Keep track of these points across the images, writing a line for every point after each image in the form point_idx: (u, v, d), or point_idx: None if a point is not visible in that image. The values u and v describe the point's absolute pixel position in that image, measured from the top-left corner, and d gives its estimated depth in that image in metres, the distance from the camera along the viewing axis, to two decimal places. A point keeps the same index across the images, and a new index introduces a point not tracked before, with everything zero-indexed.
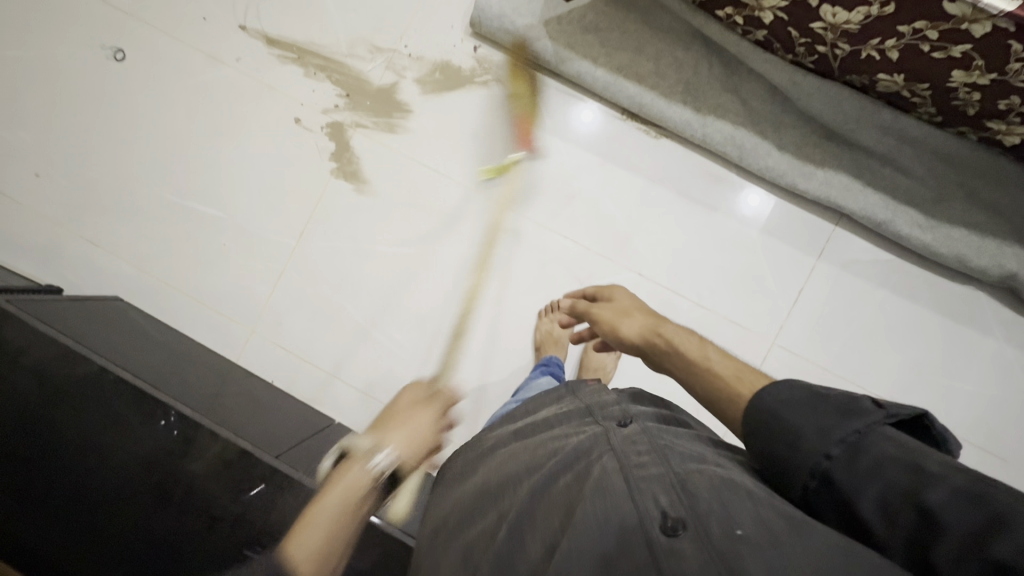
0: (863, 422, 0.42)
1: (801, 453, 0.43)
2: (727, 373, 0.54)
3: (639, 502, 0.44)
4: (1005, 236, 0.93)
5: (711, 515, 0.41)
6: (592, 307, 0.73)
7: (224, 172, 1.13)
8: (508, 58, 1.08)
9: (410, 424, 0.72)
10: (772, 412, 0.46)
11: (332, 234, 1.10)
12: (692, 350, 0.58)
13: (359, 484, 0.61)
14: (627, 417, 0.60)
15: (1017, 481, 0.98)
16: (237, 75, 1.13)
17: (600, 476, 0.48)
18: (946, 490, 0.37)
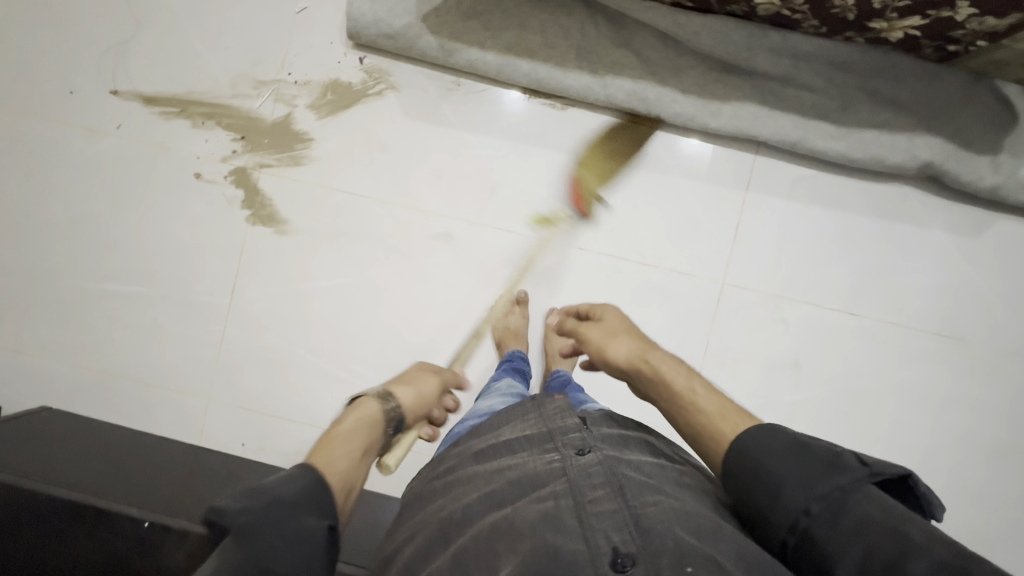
0: (848, 481, 0.45)
1: (783, 506, 0.45)
2: (712, 409, 0.54)
3: (592, 539, 0.47)
4: (914, 128, 0.94)
5: (662, 551, 0.45)
6: (581, 326, 0.70)
7: (137, 245, 1.07)
8: (397, 62, 1.04)
9: (417, 383, 0.78)
10: (756, 457, 0.48)
11: (263, 282, 1.06)
12: (678, 383, 0.57)
13: (372, 415, 0.67)
14: (588, 442, 0.59)
15: (975, 356, 1.02)
16: (123, 143, 1.06)
17: (553, 510, 0.50)
18: (927, 561, 0.40)
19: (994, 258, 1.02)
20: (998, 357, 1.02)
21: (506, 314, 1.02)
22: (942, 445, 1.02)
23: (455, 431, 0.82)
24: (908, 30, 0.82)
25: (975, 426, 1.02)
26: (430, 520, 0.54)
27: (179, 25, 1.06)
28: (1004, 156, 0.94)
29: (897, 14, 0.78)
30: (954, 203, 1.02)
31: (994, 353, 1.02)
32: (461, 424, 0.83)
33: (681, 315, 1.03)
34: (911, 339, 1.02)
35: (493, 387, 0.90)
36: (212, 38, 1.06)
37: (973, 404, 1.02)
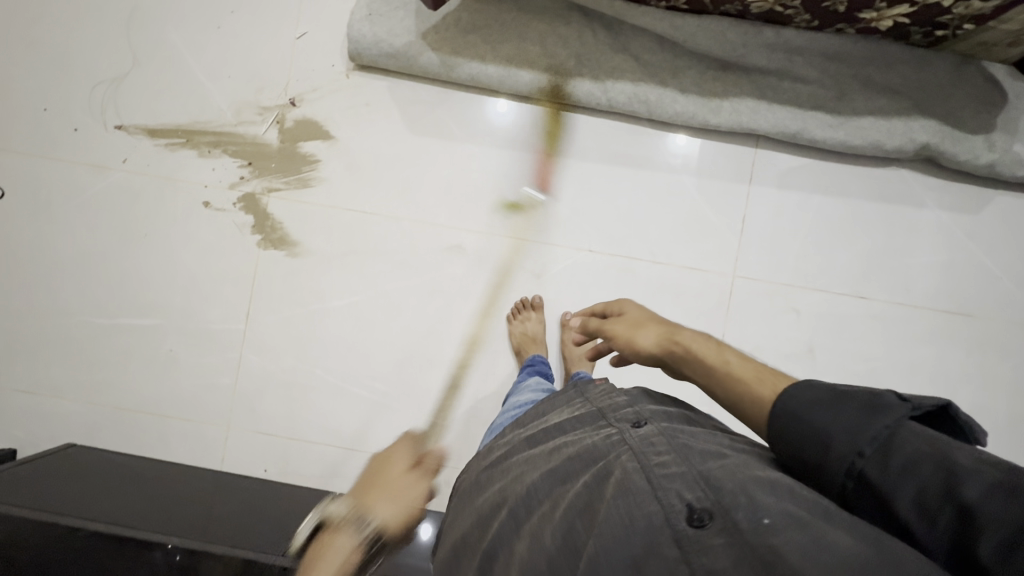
0: (891, 419, 0.44)
1: (834, 456, 0.44)
2: (749, 376, 0.54)
3: (664, 497, 0.46)
4: (909, 112, 0.97)
5: (740, 504, 0.43)
6: (605, 325, 0.70)
7: (148, 278, 1.07)
8: (399, 79, 1.05)
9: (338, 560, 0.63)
10: (797, 416, 0.47)
11: (277, 305, 1.06)
12: (711, 356, 0.58)
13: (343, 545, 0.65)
14: (642, 416, 0.60)
15: (984, 332, 1.03)
16: (130, 176, 1.07)
17: (620, 474, 0.50)
18: (983, 483, 0.38)
19: (999, 233, 1.03)
20: (1009, 330, 1.03)
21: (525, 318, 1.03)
22: None
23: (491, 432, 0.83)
24: (897, 18, 0.84)
25: (989, 401, 1.03)
26: (501, 505, 0.57)
27: (180, 57, 1.06)
28: (998, 134, 0.97)
29: (887, 4, 0.81)
30: (955, 182, 1.03)
31: (1005, 327, 1.03)
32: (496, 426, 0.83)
33: (696, 310, 1.04)
34: (922, 317, 1.04)
35: (521, 388, 0.91)
36: (213, 69, 1.06)
37: (987, 378, 1.03)
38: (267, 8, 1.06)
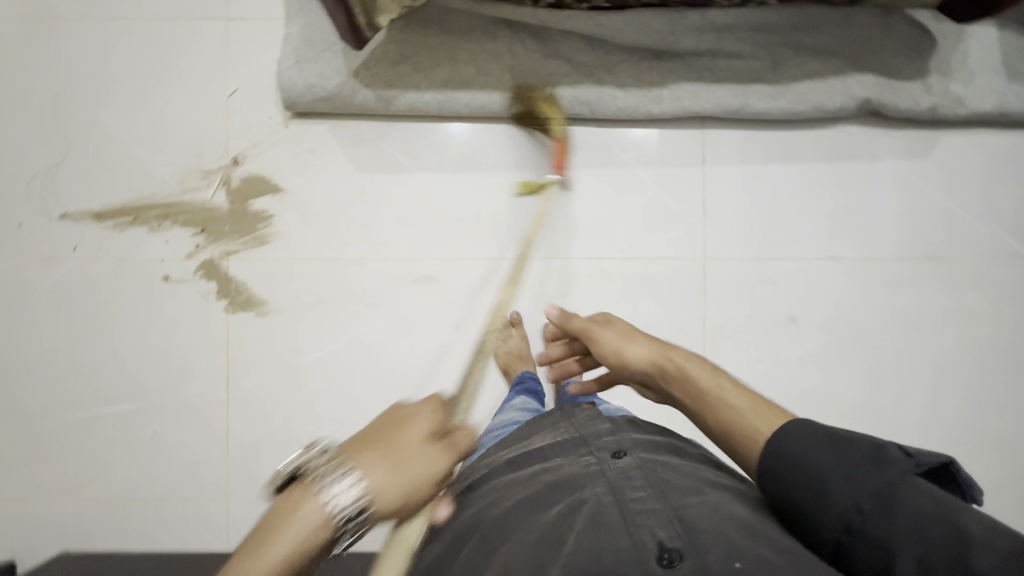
0: (893, 475, 0.50)
1: (834, 504, 0.51)
2: (745, 406, 0.62)
3: (637, 535, 0.51)
4: (845, 72, 0.98)
5: (710, 545, 0.48)
6: (596, 329, 0.79)
7: (119, 362, 1.04)
8: (339, 120, 1.04)
9: (406, 461, 0.57)
10: (794, 455, 0.55)
11: (256, 368, 1.04)
12: (705, 379, 0.66)
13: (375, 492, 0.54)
14: (623, 446, 0.64)
15: (955, 271, 1.05)
16: (83, 264, 1.04)
17: (597, 510, 0.55)
18: (986, 550, 0.44)
19: (953, 172, 1.05)
20: (979, 264, 1.05)
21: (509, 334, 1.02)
22: (947, 360, 1.04)
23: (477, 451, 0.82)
24: None
25: (971, 337, 1.04)
26: (471, 529, 0.58)
27: (113, 135, 1.04)
28: (932, 77, 0.99)
29: None
30: (902, 130, 1.04)
31: (974, 262, 1.05)
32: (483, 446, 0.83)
33: (672, 299, 1.04)
34: (894, 267, 1.05)
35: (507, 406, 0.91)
36: (149, 141, 1.04)
37: (966, 315, 1.05)
38: (193, 71, 1.04)
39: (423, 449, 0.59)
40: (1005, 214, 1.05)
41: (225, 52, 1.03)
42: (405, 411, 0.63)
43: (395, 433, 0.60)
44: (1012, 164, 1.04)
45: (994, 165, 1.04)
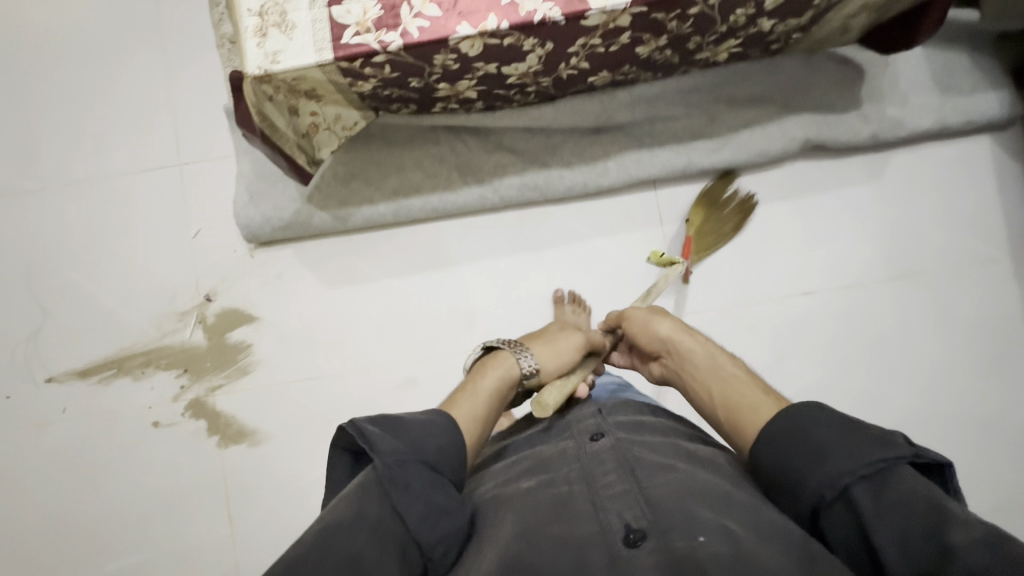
0: (893, 456, 0.48)
1: (829, 469, 0.49)
2: (756, 389, 0.63)
3: (604, 519, 0.53)
4: (780, 116, 1.00)
5: (673, 527, 0.51)
6: (628, 318, 0.83)
7: (121, 515, 1.04)
8: (301, 242, 1.06)
9: (558, 341, 0.78)
10: (799, 428, 0.53)
11: (256, 498, 1.04)
12: (720, 363, 0.69)
13: (507, 375, 0.71)
14: (602, 427, 0.67)
15: (932, 285, 1.04)
16: (74, 423, 1.05)
17: (564, 495, 0.57)
18: (970, 536, 0.42)
19: (906, 189, 1.05)
20: (953, 273, 1.04)
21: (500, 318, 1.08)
22: (943, 373, 1.03)
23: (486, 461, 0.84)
24: (730, 50, 0.86)
25: (962, 348, 1.03)
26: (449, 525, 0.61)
27: (89, 293, 1.07)
28: (866, 106, 1.00)
29: (714, 45, 0.83)
30: (849, 157, 1.06)
31: (948, 273, 1.04)
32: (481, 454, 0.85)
33: None
34: (869, 291, 1.05)
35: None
36: (124, 292, 1.07)
37: (952, 327, 1.04)
38: (158, 219, 1.07)
39: (562, 333, 0.80)
40: (967, 220, 1.05)
41: (184, 196, 1.08)
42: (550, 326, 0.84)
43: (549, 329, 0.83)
44: (964, 172, 1.05)
45: (945, 175, 1.05)
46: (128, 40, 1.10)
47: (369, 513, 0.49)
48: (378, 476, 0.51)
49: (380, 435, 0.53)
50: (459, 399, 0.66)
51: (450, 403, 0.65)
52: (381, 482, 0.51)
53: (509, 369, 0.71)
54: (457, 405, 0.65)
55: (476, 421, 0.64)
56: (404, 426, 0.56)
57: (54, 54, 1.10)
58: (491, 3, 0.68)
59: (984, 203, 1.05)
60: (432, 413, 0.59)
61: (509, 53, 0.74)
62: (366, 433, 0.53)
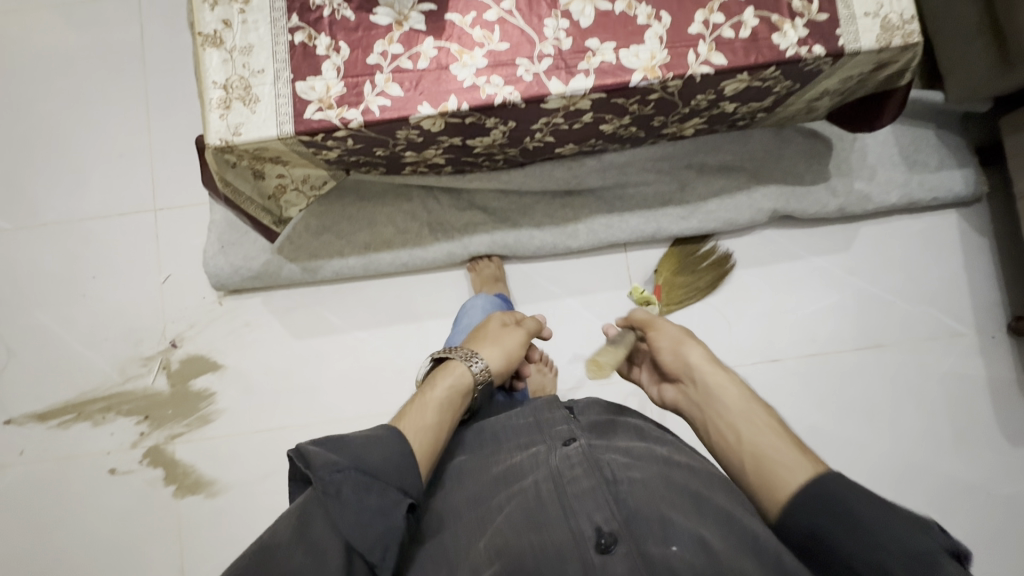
0: (936, 546, 0.42)
1: (866, 552, 0.42)
2: (791, 445, 0.50)
3: (576, 526, 0.51)
4: (750, 185, 1.01)
5: (648, 532, 0.50)
6: (653, 324, 0.65)
7: (71, 565, 1.02)
8: (270, 291, 1.06)
9: (503, 339, 0.67)
10: (833, 496, 0.45)
11: (208, 552, 1.01)
12: (756, 413, 0.53)
13: (459, 384, 0.60)
14: (573, 429, 0.63)
15: (900, 357, 1.04)
16: (29, 467, 1.04)
17: (536, 500, 0.54)
18: None
19: (874, 262, 1.06)
20: (921, 346, 1.04)
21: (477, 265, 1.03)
22: (911, 448, 1.02)
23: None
24: (696, 127, 0.88)
25: (929, 422, 1.02)
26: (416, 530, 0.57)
27: (55, 335, 1.06)
28: (835, 179, 1.02)
29: (679, 122, 0.84)
30: (817, 226, 1.07)
31: (915, 346, 1.04)
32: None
33: None
34: (837, 361, 1.04)
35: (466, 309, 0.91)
36: (90, 335, 1.06)
37: (919, 401, 1.03)
38: (129, 263, 1.08)
39: (507, 328, 0.69)
40: (935, 293, 1.05)
41: (156, 241, 1.08)
42: (492, 320, 0.71)
43: (493, 325, 0.70)
44: (932, 246, 1.06)
45: (913, 249, 1.06)
46: (111, 85, 1.11)
47: (310, 530, 0.46)
48: (315, 492, 0.47)
49: (318, 451, 0.48)
50: (403, 413, 0.56)
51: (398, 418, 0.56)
52: (319, 498, 0.47)
53: (460, 374, 0.60)
54: (402, 419, 0.55)
55: (428, 434, 0.54)
56: (346, 439, 0.50)
57: (36, 95, 1.11)
58: (453, 84, 0.69)
59: (952, 278, 1.05)
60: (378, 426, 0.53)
61: (473, 129, 0.75)
62: (303, 451, 0.49)
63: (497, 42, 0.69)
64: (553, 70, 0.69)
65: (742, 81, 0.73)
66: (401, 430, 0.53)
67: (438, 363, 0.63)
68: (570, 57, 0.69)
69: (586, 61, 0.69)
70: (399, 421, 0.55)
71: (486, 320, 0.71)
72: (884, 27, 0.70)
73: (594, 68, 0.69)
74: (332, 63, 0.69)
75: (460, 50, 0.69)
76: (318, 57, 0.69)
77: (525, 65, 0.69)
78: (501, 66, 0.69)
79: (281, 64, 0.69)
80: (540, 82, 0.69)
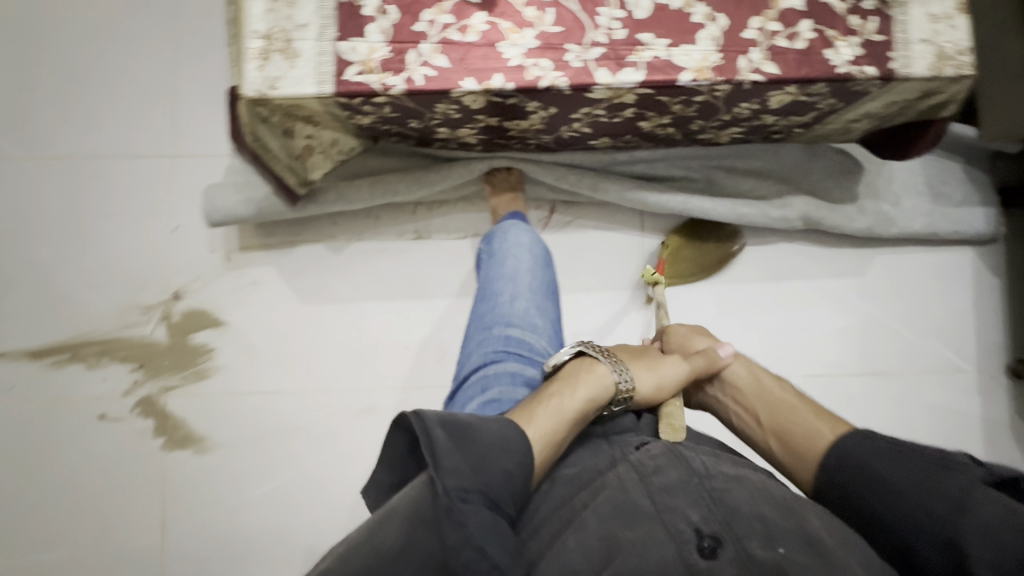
0: (962, 485, 0.55)
1: (906, 511, 0.56)
2: (812, 418, 0.68)
3: (678, 524, 0.52)
4: (776, 194, 1.00)
5: (748, 530, 0.52)
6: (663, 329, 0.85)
7: (50, 508, 1.00)
8: (281, 252, 1.05)
9: (659, 368, 0.71)
10: (863, 467, 0.61)
11: (192, 508, 1.00)
12: (779, 396, 0.72)
13: (598, 395, 0.63)
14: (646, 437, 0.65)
15: (901, 388, 1.05)
16: (14, 404, 1.02)
17: (626, 495, 0.55)
18: None
19: (886, 289, 1.07)
20: (922, 378, 1.05)
21: (494, 179, 0.97)
22: None
23: (479, 404, 0.68)
24: (732, 135, 0.87)
25: None
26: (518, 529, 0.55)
27: (54, 274, 1.04)
28: (861, 202, 1.01)
29: (717, 128, 0.83)
30: (833, 248, 1.07)
31: (915, 377, 1.05)
32: (489, 378, 0.70)
33: None
34: (839, 384, 1.05)
35: (511, 251, 0.86)
36: (91, 276, 1.04)
37: (914, 433, 1.04)
38: (137, 208, 1.05)
39: (664, 358, 0.73)
40: (941, 327, 1.06)
41: (168, 189, 1.05)
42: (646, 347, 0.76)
43: (641, 346, 0.76)
44: (944, 280, 1.07)
45: (926, 280, 1.07)
46: (135, 21, 1.08)
47: (418, 541, 0.44)
48: (434, 497, 0.46)
49: (447, 448, 0.47)
50: (540, 408, 0.58)
51: (527, 414, 0.57)
52: (437, 507, 0.45)
53: (603, 383, 0.64)
54: (534, 413, 0.57)
55: (549, 446, 0.55)
56: (475, 439, 0.49)
57: (56, 23, 1.07)
58: (500, 63, 0.68)
59: (960, 314, 1.07)
60: (508, 432, 0.52)
61: (512, 110, 0.74)
62: (432, 440, 0.48)
63: (550, 24, 0.68)
64: (602, 59, 0.68)
65: (789, 93, 0.72)
66: (530, 428, 0.55)
67: (587, 359, 0.66)
68: (621, 49, 0.68)
69: (636, 54, 0.68)
70: (527, 416, 0.56)
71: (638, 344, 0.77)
72: (937, 56, 0.69)
73: (644, 63, 0.68)
74: (379, 26, 0.67)
75: (510, 28, 0.68)
76: (364, 18, 0.67)
77: (575, 52, 0.68)
78: (551, 49, 0.68)
79: (325, 20, 0.67)
80: (588, 70, 0.68)
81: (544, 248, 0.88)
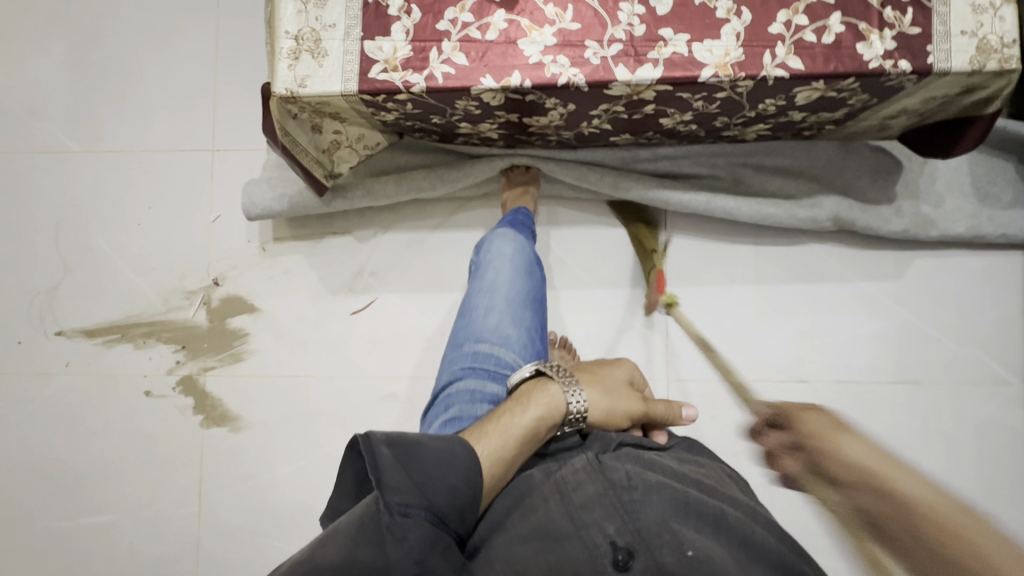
0: None
1: None
2: None
3: (595, 539, 0.52)
4: (808, 193, 0.97)
5: (659, 540, 0.52)
6: None
7: (102, 474, 1.09)
8: (312, 244, 1.09)
9: (617, 397, 0.66)
10: None
11: (225, 482, 1.07)
12: None
13: (548, 418, 0.60)
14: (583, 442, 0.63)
15: (938, 398, 1.00)
16: (73, 378, 1.11)
17: (545, 517, 0.54)
18: None
19: (925, 294, 1.02)
20: (962, 390, 1.00)
21: (511, 172, 0.98)
22: None
23: (441, 421, 0.72)
24: (759, 132, 0.85)
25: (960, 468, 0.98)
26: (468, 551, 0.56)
27: (109, 259, 1.12)
28: (899, 201, 0.97)
29: (741, 125, 0.81)
30: (868, 250, 1.03)
31: (954, 389, 1.00)
32: (453, 396, 0.73)
33: None
34: (870, 391, 1.01)
35: (491, 261, 0.85)
36: (140, 262, 1.12)
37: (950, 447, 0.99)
38: (183, 199, 1.12)
39: (626, 386, 0.68)
40: (984, 336, 1.01)
41: (210, 182, 1.12)
42: (610, 370, 0.71)
43: (609, 369, 0.71)
44: (989, 286, 1.01)
45: (971, 286, 1.01)
46: (184, 23, 1.14)
47: (358, 556, 0.45)
48: (377, 516, 0.47)
49: (388, 464, 0.48)
50: (489, 429, 0.58)
51: (477, 432, 0.58)
52: (380, 525, 0.47)
53: (554, 402, 0.61)
54: (482, 436, 0.57)
55: (500, 467, 0.56)
56: (422, 455, 0.50)
57: (114, 26, 1.15)
58: (519, 60, 0.69)
59: (1008, 324, 1.00)
60: (455, 444, 0.53)
61: (530, 107, 0.74)
62: (376, 458, 0.48)
63: (569, 21, 0.68)
64: (621, 55, 0.68)
65: (816, 90, 0.70)
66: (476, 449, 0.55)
67: (545, 377, 0.65)
68: (640, 45, 0.68)
69: (656, 50, 0.67)
70: (477, 437, 0.57)
71: (606, 367, 0.72)
72: (979, 49, 0.66)
73: (663, 59, 0.67)
74: (402, 25, 0.69)
75: (530, 25, 0.69)
76: (389, 17, 0.70)
77: (593, 48, 0.68)
78: (570, 46, 0.68)
79: (352, 20, 0.70)
80: (607, 67, 0.68)
81: (527, 256, 0.86)
